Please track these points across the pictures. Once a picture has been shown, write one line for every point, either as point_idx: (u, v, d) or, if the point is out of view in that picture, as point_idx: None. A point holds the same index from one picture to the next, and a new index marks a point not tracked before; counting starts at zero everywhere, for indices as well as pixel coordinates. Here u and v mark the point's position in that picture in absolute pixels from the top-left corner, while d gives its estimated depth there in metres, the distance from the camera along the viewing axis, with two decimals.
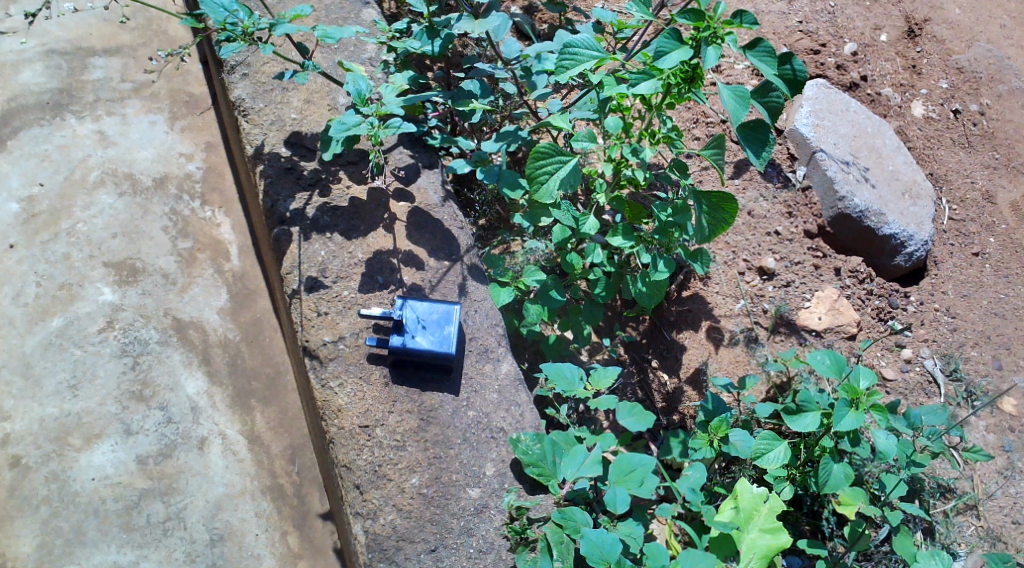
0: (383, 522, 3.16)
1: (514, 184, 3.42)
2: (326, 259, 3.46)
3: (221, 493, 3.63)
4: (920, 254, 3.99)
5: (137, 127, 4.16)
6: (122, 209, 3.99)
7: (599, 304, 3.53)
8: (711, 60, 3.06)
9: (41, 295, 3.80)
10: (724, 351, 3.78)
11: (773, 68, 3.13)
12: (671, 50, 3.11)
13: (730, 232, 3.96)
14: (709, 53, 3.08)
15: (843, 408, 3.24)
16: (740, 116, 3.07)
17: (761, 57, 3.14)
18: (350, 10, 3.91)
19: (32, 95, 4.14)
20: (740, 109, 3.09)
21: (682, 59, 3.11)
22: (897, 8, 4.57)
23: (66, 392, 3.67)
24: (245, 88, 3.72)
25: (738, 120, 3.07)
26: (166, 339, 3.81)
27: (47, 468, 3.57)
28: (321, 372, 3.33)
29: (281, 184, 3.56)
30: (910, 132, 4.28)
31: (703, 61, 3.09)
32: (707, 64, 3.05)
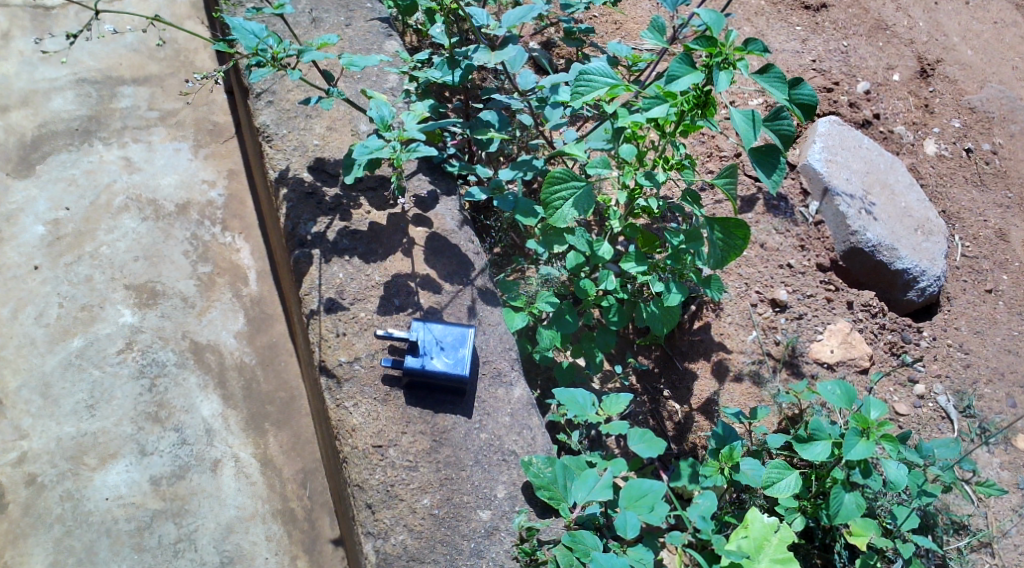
0: (393, 542, 3.18)
1: (529, 211, 3.49)
2: (344, 281, 3.52)
3: (232, 515, 3.65)
4: (933, 289, 4.01)
5: (162, 154, 4.25)
6: (145, 233, 4.06)
7: (612, 331, 3.54)
8: (723, 84, 3.12)
9: (63, 316, 3.86)
10: (736, 382, 3.81)
11: (784, 93, 3.17)
12: (683, 74, 3.17)
13: (742, 264, 4.00)
14: (720, 77, 3.14)
15: (854, 437, 3.26)
16: (751, 138, 3.10)
17: (772, 82, 3.18)
18: (373, 42, 3.99)
19: (61, 121, 4.23)
20: (751, 133, 3.12)
21: (693, 83, 3.18)
22: (910, 48, 4.62)
23: (84, 411, 3.72)
24: (269, 115, 3.80)
25: (749, 143, 3.11)
26: (183, 361, 3.86)
27: (62, 488, 3.60)
28: (336, 393, 3.37)
29: (302, 208, 3.62)
30: (922, 170, 4.32)
31: (715, 85, 3.16)
32: (718, 88, 3.12)
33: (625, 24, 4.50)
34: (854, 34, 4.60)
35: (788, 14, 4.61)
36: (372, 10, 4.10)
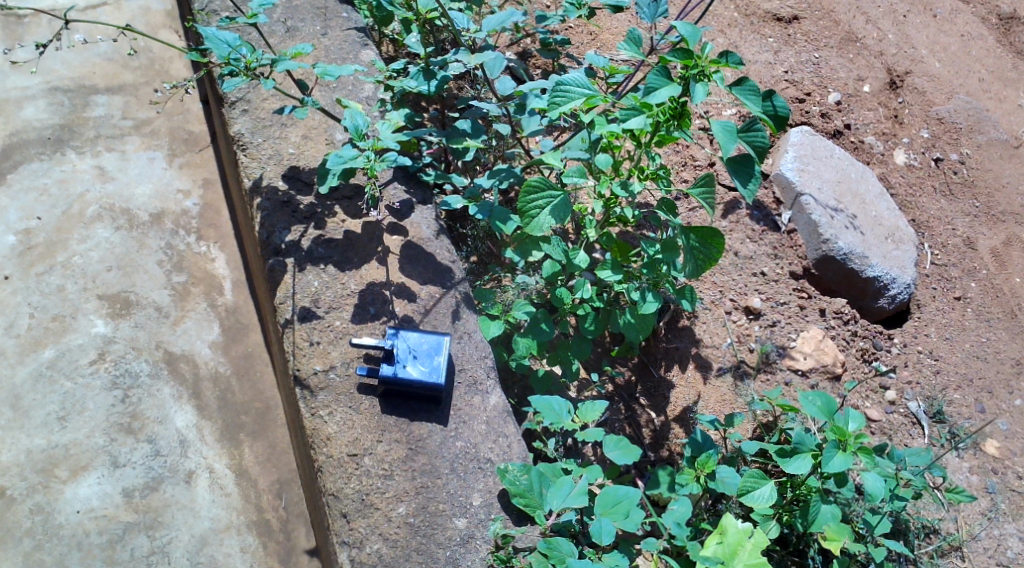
0: (369, 551, 3.18)
1: (505, 219, 3.49)
2: (319, 289, 3.51)
3: (206, 527, 3.63)
4: (903, 297, 4.07)
5: (136, 163, 4.23)
6: (118, 243, 4.04)
7: (588, 338, 3.56)
8: (700, 96, 3.15)
9: (34, 327, 3.83)
10: (711, 389, 3.84)
11: (759, 105, 3.20)
12: (661, 86, 3.20)
13: (717, 272, 4.04)
14: (697, 89, 3.17)
15: (832, 450, 3.27)
16: (728, 148, 3.13)
17: (747, 93, 3.20)
18: (348, 51, 4.00)
19: (33, 130, 4.21)
20: (728, 143, 3.15)
21: (671, 95, 3.20)
22: (880, 60, 4.68)
23: (55, 423, 3.69)
24: (244, 123, 3.79)
25: (727, 152, 3.13)
26: (157, 371, 3.84)
27: (33, 501, 3.56)
28: (311, 402, 3.36)
29: (277, 216, 3.62)
30: (893, 179, 4.38)
31: (692, 97, 3.18)
32: (696, 99, 3.14)
33: (600, 34, 4.54)
34: (825, 46, 4.65)
35: (760, 26, 4.66)
36: (349, 19, 4.11)
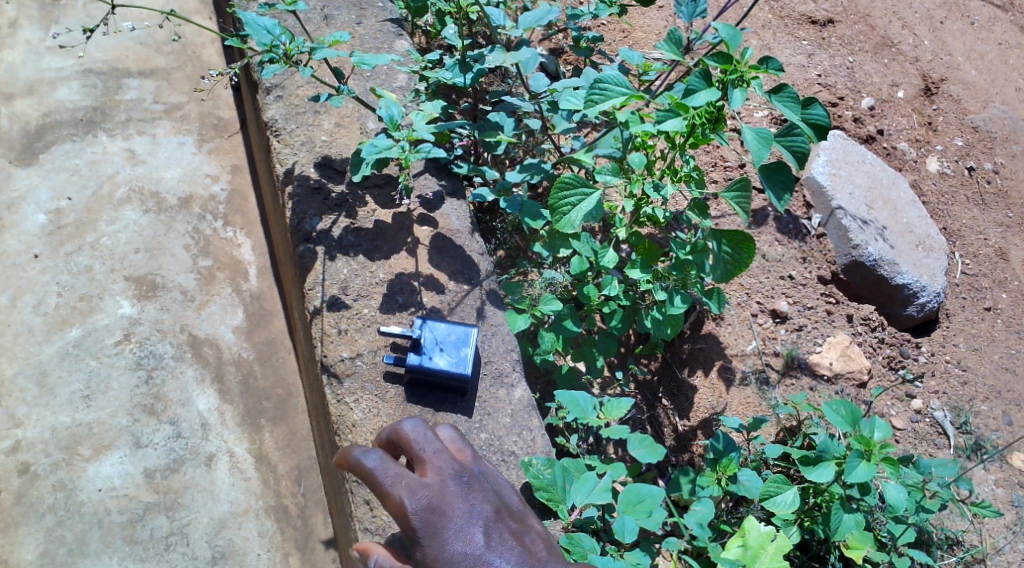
0: (391, 539, 3.18)
1: (536, 213, 3.48)
2: (348, 277, 3.52)
3: (225, 510, 3.64)
4: (933, 305, 4.02)
5: (166, 147, 4.24)
6: (146, 226, 4.05)
7: (614, 337, 3.56)
8: (738, 103, 3.15)
9: (61, 306, 3.85)
10: (735, 392, 3.82)
11: (797, 113, 3.15)
12: (700, 90, 3.15)
13: (744, 274, 4.02)
14: (736, 95, 3.15)
15: (856, 459, 3.22)
16: (762, 156, 3.08)
17: (785, 102, 3.15)
18: (383, 41, 4.00)
19: (66, 111, 4.23)
20: (762, 151, 3.10)
21: (710, 100, 3.15)
22: (915, 66, 4.65)
23: (80, 401, 3.71)
24: (278, 110, 3.80)
25: (759, 161, 3.08)
26: (181, 354, 3.85)
27: (56, 477, 3.58)
28: (337, 388, 3.37)
29: (308, 203, 3.63)
30: (924, 187, 4.34)
31: (730, 103, 3.16)
32: (733, 105, 3.13)
33: (633, 32, 4.52)
34: (859, 50, 4.63)
35: (794, 28, 4.64)
36: (383, 10, 4.12)
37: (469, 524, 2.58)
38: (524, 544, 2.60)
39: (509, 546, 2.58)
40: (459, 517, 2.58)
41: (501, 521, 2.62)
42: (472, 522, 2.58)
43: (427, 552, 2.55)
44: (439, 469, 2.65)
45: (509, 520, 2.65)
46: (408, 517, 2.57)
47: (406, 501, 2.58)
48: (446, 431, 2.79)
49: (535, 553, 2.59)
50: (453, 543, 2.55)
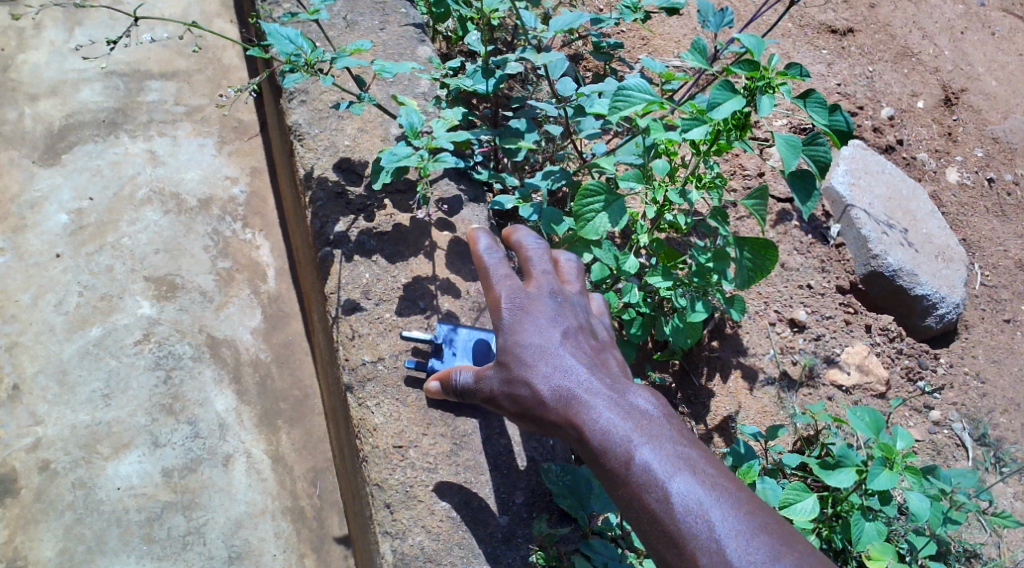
0: (411, 542, 3.19)
1: (557, 220, 3.46)
2: (370, 281, 3.54)
3: (242, 511, 3.66)
4: (952, 316, 4.02)
5: (187, 149, 4.27)
6: (167, 227, 4.08)
7: (633, 343, 3.59)
8: (766, 110, 3.14)
9: (82, 305, 3.88)
10: (752, 400, 3.83)
11: (824, 120, 3.13)
12: (726, 99, 3.14)
13: (763, 283, 4.02)
14: (763, 101, 3.15)
15: (878, 467, 3.21)
16: (791, 163, 3.05)
17: (814, 108, 3.13)
18: (406, 46, 4.02)
19: (89, 113, 4.26)
20: (791, 158, 3.07)
21: (736, 109, 3.13)
22: (935, 77, 4.65)
23: (99, 400, 3.73)
24: (302, 114, 3.83)
25: (789, 168, 3.06)
26: (199, 355, 3.87)
27: (75, 475, 3.61)
28: (358, 392, 3.39)
29: (331, 207, 3.65)
30: (944, 198, 4.35)
31: (758, 109, 3.15)
32: (761, 113, 3.12)
33: (652, 40, 4.54)
34: (879, 60, 4.63)
35: (814, 37, 4.65)
36: (406, 15, 4.14)
37: (551, 324, 2.81)
38: (597, 358, 2.79)
39: (583, 355, 2.78)
40: (544, 319, 2.82)
41: (580, 334, 2.83)
42: (552, 325, 2.81)
43: (510, 372, 2.79)
44: (538, 279, 2.91)
45: (589, 338, 2.84)
46: (500, 308, 2.85)
47: (500, 295, 2.87)
48: (563, 255, 3.00)
49: (606, 368, 2.78)
50: (531, 333, 2.80)
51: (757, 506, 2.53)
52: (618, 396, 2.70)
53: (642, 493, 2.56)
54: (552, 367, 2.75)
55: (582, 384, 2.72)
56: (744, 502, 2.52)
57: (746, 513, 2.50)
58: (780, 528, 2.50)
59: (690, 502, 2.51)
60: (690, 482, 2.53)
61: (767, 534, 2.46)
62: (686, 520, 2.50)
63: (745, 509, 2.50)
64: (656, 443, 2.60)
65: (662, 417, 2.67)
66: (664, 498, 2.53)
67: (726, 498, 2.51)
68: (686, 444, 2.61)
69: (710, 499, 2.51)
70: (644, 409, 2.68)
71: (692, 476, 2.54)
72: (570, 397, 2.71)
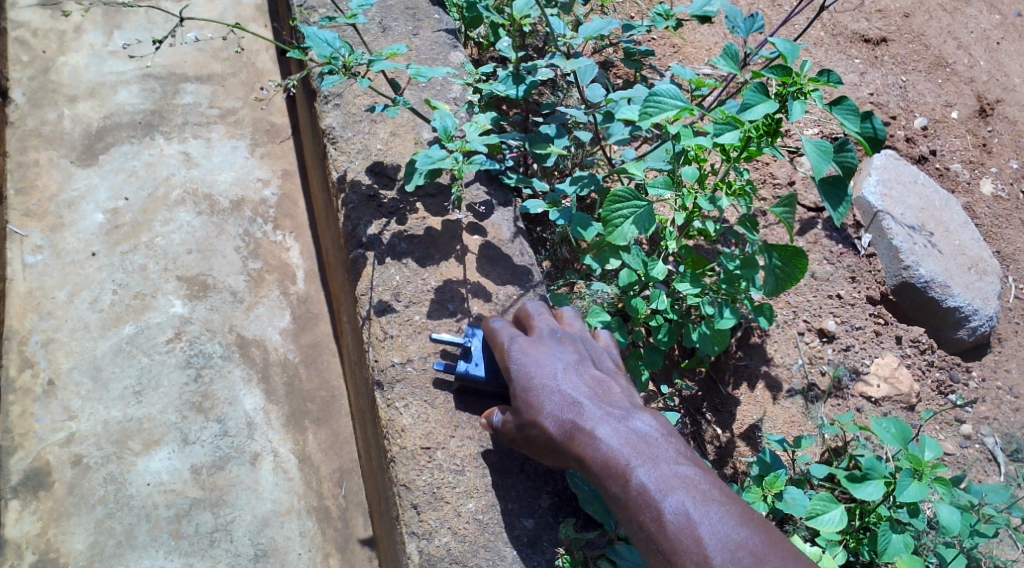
0: (437, 543, 3.21)
1: (586, 225, 3.47)
2: (400, 284, 3.56)
3: (269, 509, 3.68)
4: (985, 329, 3.99)
5: (220, 151, 4.31)
6: (199, 227, 4.12)
7: (660, 350, 3.58)
8: (797, 114, 3.13)
9: (116, 303, 3.92)
10: (781, 410, 3.81)
11: (856, 126, 3.09)
12: (757, 103, 3.14)
13: (791, 292, 4.01)
14: (794, 107, 3.15)
15: (907, 479, 3.19)
16: (822, 169, 3.03)
17: (845, 114, 3.10)
18: (439, 52, 4.05)
19: (126, 114, 4.31)
20: (822, 163, 3.04)
21: (768, 112, 3.14)
22: (970, 87, 4.61)
23: (131, 397, 3.77)
24: (336, 118, 3.88)
25: (819, 173, 3.03)
26: (229, 354, 3.90)
27: (107, 470, 3.65)
28: (387, 393, 3.41)
29: (362, 210, 3.68)
30: (978, 210, 4.32)
31: (789, 114, 3.16)
32: (792, 117, 3.12)
33: (683, 47, 4.54)
34: (913, 70, 4.61)
35: (847, 46, 4.63)
36: (440, 21, 4.16)
37: (553, 362, 2.98)
38: (599, 387, 2.93)
39: (584, 387, 2.92)
40: (547, 357, 2.99)
41: (582, 368, 2.98)
42: (554, 362, 2.97)
43: (518, 410, 2.96)
44: (543, 325, 3.09)
45: (591, 371, 2.98)
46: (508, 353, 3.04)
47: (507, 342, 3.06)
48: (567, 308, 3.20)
49: (608, 396, 2.90)
50: (535, 372, 2.96)
51: (748, 517, 2.61)
52: (616, 422, 2.83)
53: (638, 512, 2.68)
54: (555, 402, 2.89)
55: (581, 413, 2.86)
56: (735, 514, 2.61)
57: (737, 523, 2.59)
58: (772, 537, 2.58)
59: (682, 517, 2.62)
60: (681, 499, 2.65)
61: (755, 542, 2.55)
62: (681, 538, 2.60)
63: (735, 520, 2.60)
64: (651, 464, 2.72)
65: (660, 438, 2.79)
66: (658, 515, 2.64)
67: (719, 513, 2.62)
68: (681, 464, 2.73)
69: (701, 513, 2.61)
70: (642, 432, 2.80)
71: (686, 494, 2.65)
72: (572, 427, 2.85)
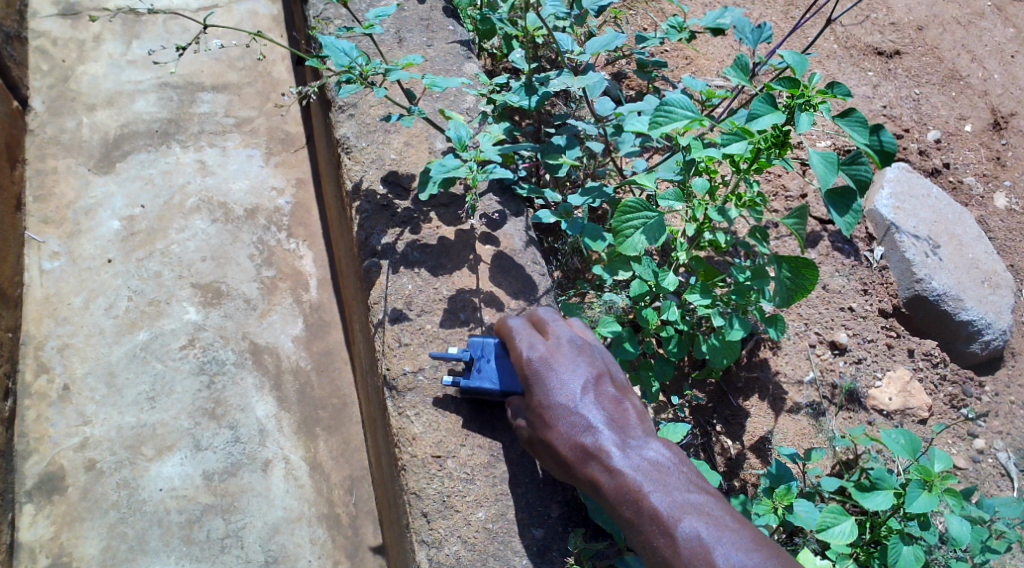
0: (447, 551, 3.23)
1: (597, 235, 3.50)
2: (412, 292, 3.58)
3: (279, 516, 3.70)
4: (998, 343, 3.98)
5: (236, 159, 4.35)
6: (214, 235, 4.15)
7: (671, 361, 3.57)
8: (804, 126, 3.14)
9: (131, 309, 3.95)
10: (791, 423, 3.80)
11: (865, 138, 3.10)
12: (764, 114, 3.16)
13: (803, 304, 4.01)
14: (802, 119, 3.15)
15: (916, 490, 3.19)
16: (828, 180, 3.03)
17: (853, 126, 3.12)
18: (453, 63, 4.07)
19: (143, 122, 4.35)
20: (828, 174, 3.05)
21: (774, 124, 3.15)
22: (984, 100, 4.60)
23: (145, 403, 3.80)
24: (350, 128, 3.90)
25: (826, 185, 3.03)
26: (242, 361, 3.93)
27: (120, 475, 3.68)
28: (398, 401, 3.43)
29: (376, 219, 3.70)
30: (992, 223, 4.31)
31: (796, 127, 3.17)
32: (799, 129, 3.13)
33: (697, 59, 4.55)
34: (926, 82, 4.60)
35: (860, 59, 4.63)
36: (454, 32, 4.19)
37: (570, 377, 2.97)
38: (615, 407, 2.94)
39: (600, 407, 2.93)
40: (564, 372, 2.98)
41: (598, 385, 2.97)
42: (571, 377, 2.97)
43: (533, 425, 2.97)
44: (560, 334, 3.06)
45: (608, 388, 2.98)
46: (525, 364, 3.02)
47: (525, 351, 3.03)
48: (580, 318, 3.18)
49: (624, 417, 2.92)
50: (552, 388, 2.96)
51: (762, 545, 2.68)
52: (630, 447, 2.86)
53: (654, 538, 2.74)
54: (570, 422, 2.90)
55: (597, 435, 2.87)
56: (748, 541, 2.68)
57: (750, 551, 2.65)
58: (784, 563, 2.65)
59: (696, 544, 2.68)
60: (697, 526, 2.70)
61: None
62: (695, 565, 2.67)
63: (749, 548, 2.66)
64: (665, 492, 2.77)
65: (673, 466, 2.83)
66: (674, 542, 2.70)
67: (732, 541, 2.68)
68: (695, 493, 2.78)
69: (716, 541, 2.67)
70: (656, 459, 2.84)
71: (700, 522, 2.71)
72: (586, 449, 2.87)
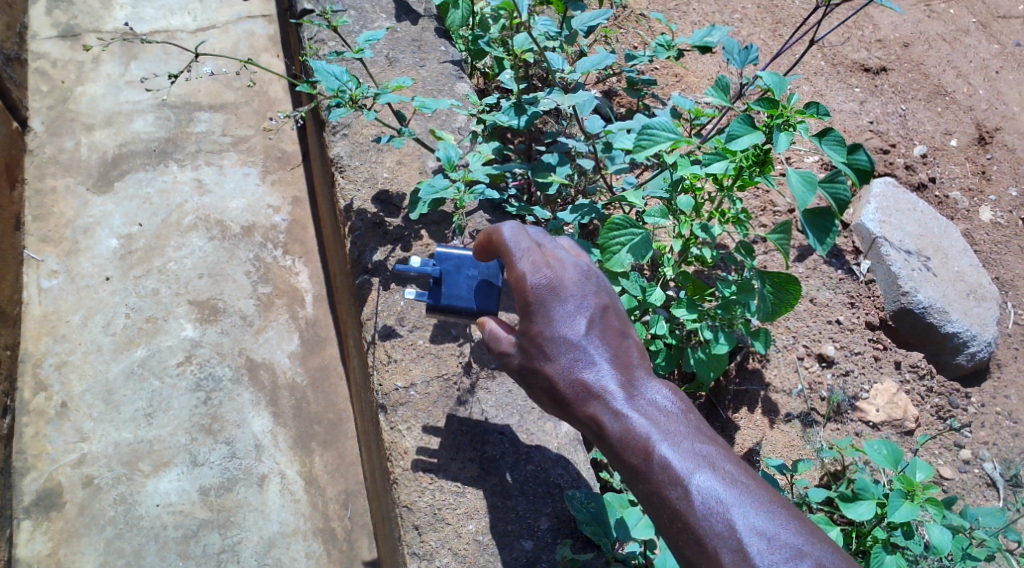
0: (438, 563, 3.27)
1: (586, 251, 3.54)
2: (404, 308, 3.64)
3: (275, 530, 3.74)
4: (983, 355, 4.02)
5: (232, 178, 4.41)
6: (210, 252, 4.21)
7: (659, 374, 3.64)
8: (783, 146, 3.18)
9: (129, 326, 4.01)
10: (780, 435, 3.86)
11: (841, 157, 3.16)
12: (744, 134, 3.23)
13: (791, 317, 4.06)
14: (781, 138, 3.19)
15: (898, 499, 3.25)
16: (806, 200, 3.11)
17: (831, 145, 3.18)
18: (444, 83, 4.14)
19: (141, 142, 4.42)
20: (806, 193, 3.12)
21: (753, 144, 3.22)
22: (969, 115, 4.67)
23: (142, 419, 3.85)
24: (343, 147, 3.96)
25: (801, 204, 3.11)
26: (238, 377, 3.98)
27: (117, 491, 3.72)
28: (391, 416, 3.48)
29: (368, 236, 3.77)
30: (977, 236, 4.37)
31: (776, 146, 3.21)
32: (777, 148, 3.17)
33: (686, 76, 4.62)
34: (912, 98, 4.67)
35: (847, 76, 4.71)
36: (446, 52, 4.25)
37: (575, 309, 2.71)
38: (623, 346, 2.71)
39: (605, 344, 2.69)
40: (569, 303, 2.72)
41: (604, 319, 2.73)
42: (576, 309, 2.71)
43: (532, 361, 2.72)
44: (566, 258, 2.77)
45: (614, 324, 2.74)
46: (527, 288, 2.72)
47: (527, 276, 2.73)
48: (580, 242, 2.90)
49: (629, 355, 2.70)
50: (555, 319, 2.71)
51: (780, 502, 2.49)
52: (636, 390, 2.64)
53: (663, 488, 2.53)
54: (571, 358, 2.68)
55: (600, 373, 2.66)
56: (766, 499, 2.48)
57: (767, 509, 2.47)
58: (804, 523, 2.47)
59: (709, 499, 2.48)
60: (709, 479, 2.50)
61: (788, 531, 2.43)
62: (708, 520, 2.47)
63: (767, 506, 2.47)
64: (675, 441, 2.57)
65: (682, 412, 2.62)
66: (686, 494, 2.50)
67: (748, 497, 2.48)
68: (706, 442, 2.58)
69: (732, 497, 2.48)
70: (663, 405, 2.63)
71: (714, 475, 2.51)
72: (589, 389, 2.65)
